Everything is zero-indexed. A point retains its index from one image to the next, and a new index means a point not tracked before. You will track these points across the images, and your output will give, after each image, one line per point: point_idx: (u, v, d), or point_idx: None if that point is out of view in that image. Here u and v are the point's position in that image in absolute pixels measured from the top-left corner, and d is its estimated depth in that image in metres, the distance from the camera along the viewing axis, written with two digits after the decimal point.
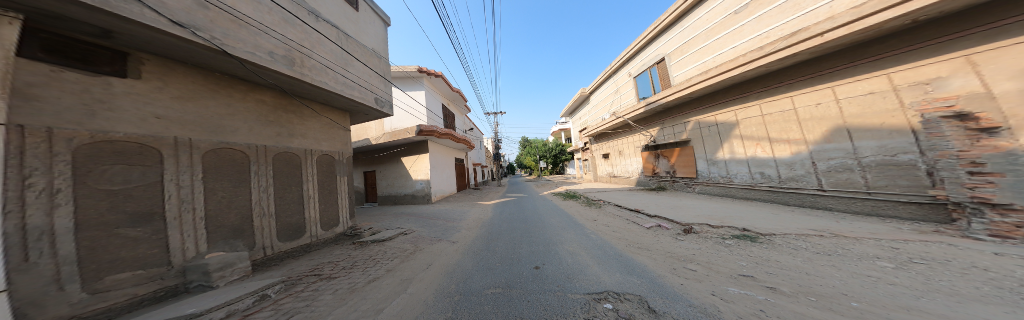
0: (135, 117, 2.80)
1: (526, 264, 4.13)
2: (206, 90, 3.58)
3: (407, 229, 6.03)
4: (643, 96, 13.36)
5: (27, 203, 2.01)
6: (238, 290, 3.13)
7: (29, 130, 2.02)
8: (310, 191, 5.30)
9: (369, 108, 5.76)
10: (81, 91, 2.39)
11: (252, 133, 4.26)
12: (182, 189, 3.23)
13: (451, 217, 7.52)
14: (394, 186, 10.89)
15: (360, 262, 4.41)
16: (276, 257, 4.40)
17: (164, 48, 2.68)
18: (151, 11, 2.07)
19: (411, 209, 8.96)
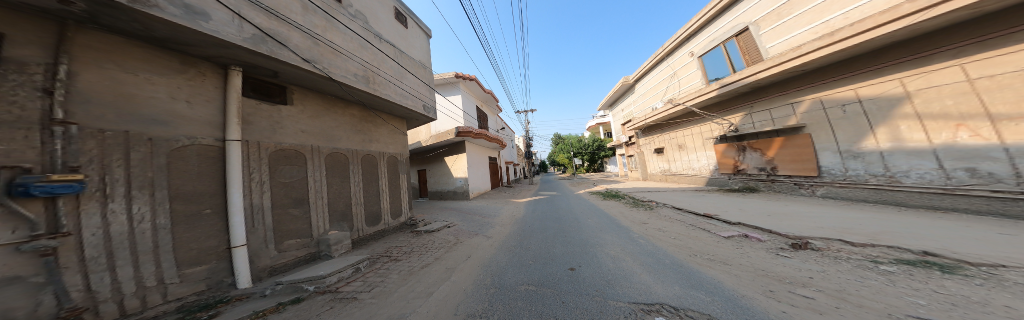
0: (292, 132, 4.40)
1: (562, 265, 3.86)
2: (324, 110, 5.18)
3: (451, 223, 6.75)
4: (717, 78, 10.78)
5: (252, 188, 3.59)
6: (343, 261, 4.25)
7: (250, 143, 3.66)
8: (384, 185, 6.73)
9: (419, 114, 6.91)
10: (268, 117, 4.02)
11: (352, 140, 5.81)
12: (318, 182, 4.73)
13: (489, 213, 7.88)
14: (440, 184, 12.40)
15: (416, 249, 5.20)
16: (364, 238, 5.76)
17: (299, 79, 4.11)
18: (292, 53, 3.35)
19: (453, 204, 10.01)
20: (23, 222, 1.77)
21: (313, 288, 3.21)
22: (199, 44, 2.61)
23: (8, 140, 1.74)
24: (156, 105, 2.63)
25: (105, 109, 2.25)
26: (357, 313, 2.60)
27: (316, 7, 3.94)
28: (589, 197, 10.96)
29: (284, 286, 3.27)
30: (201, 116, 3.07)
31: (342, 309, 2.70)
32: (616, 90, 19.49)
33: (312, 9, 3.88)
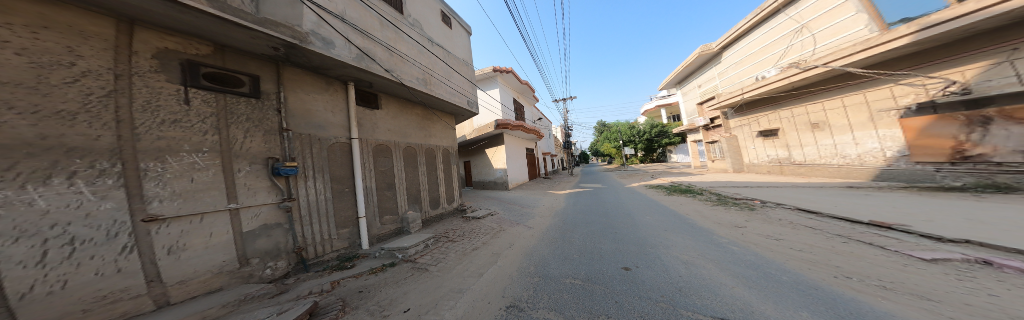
0: (388, 132, 5.39)
1: (632, 271, 2.93)
2: (411, 113, 6.03)
3: (493, 211, 7.11)
4: (908, 18, 6.90)
5: (364, 174, 4.57)
6: (421, 235, 4.45)
7: (365, 142, 4.74)
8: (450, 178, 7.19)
9: (464, 110, 6.98)
10: (373, 121, 5.04)
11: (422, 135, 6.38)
12: (405, 173, 5.62)
13: (535, 205, 7.68)
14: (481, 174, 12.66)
15: (467, 234, 5.10)
16: (440, 215, 6.46)
17: (385, 88, 4.90)
18: (377, 65, 4.05)
19: (494, 194, 10.40)
20: (276, 189, 3.21)
21: (400, 256, 3.56)
22: (330, 67, 3.69)
23: (270, 141, 3.21)
24: (319, 116, 3.97)
25: (299, 121, 3.66)
26: (424, 285, 2.49)
27: (388, 22, 4.46)
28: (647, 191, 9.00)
29: (385, 251, 3.78)
30: (337, 120, 4.27)
31: (415, 278, 2.77)
32: (687, 63, 15.29)
33: (386, 24, 4.43)
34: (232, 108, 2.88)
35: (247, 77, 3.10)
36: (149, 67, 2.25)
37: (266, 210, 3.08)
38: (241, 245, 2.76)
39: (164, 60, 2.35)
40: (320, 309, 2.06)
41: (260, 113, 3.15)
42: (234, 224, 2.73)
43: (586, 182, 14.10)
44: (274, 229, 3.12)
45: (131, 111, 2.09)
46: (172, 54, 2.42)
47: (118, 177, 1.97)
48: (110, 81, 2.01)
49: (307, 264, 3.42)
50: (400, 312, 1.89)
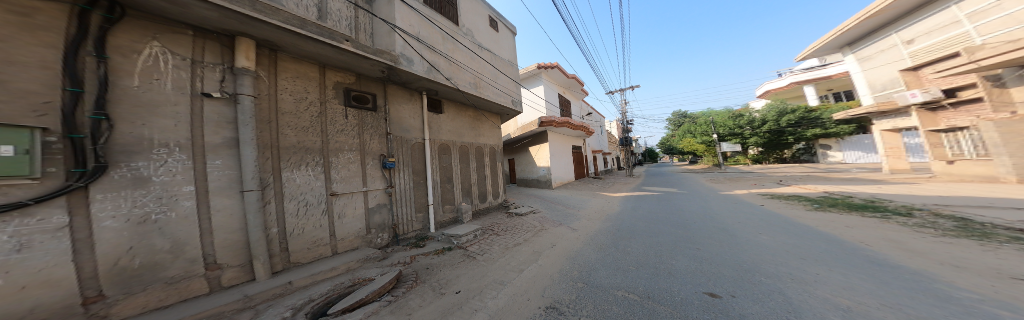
0: (454, 134, 5.76)
1: (700, 281, 2.28)
2: (470, 115, 6.35)
3: (535, 209, 7.04)
4: None
5: (432, 169, 4.99)
6: (470, 225, 4.87)
7: (438, 143, 5.26)
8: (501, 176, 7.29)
9: (509, 109, 7.15)
10: (444, 125, 5.52)
11: (478, 133, 6.58)
12: (467, 172, 5.97)
13: (591, 208, 6.97)
14: (528, 171, 12.44)
15: (510, 229, 5.20)
16: (491, 207, 6.71)
17: (446, 95, 5.40)
18: (440, 75, 4.53)
19: (537, 192, 10.31)
20: (384, 178, 4.08)
21: (456, 242, 3.99)
22: (410, 81, 4.35)
23: (388, 140, 4.20)
24: (408, 122, 4.63)
25: (398, 126, 4.45)
26: (473, 271, 2.76)
27: (447, 34, 4.94)
28: (763, 201, 6.53)
29: (444, 236, 4.28)
30: (417, 124, 4.82)
31: (465, 265, 2.99)
32: (869, 11, 10.06)
33: (446, 37, 4.90)
34: (365, 120, 3.90)
35: (370, 95, 4.06)
36: (331, 95, 3.53)
37: (380, 194, 3.97)
38: (368, 218, 3.73)
39: (336, 89, 3.59)
40: (403, 277, 2.54)
41: (380, 121, 4.13)
42: (365, 201, 3.74)
43: (652, 185, 11.90)
44: (382, 209, 3.94)
45: (315, 120, 3.29)
46: (339, 85, 3.64)
47: (317, 165, 3.21)
48: (316, 106, 3.33)
49: (398, 239, 4.09)
50: (452, 292, 2.12)
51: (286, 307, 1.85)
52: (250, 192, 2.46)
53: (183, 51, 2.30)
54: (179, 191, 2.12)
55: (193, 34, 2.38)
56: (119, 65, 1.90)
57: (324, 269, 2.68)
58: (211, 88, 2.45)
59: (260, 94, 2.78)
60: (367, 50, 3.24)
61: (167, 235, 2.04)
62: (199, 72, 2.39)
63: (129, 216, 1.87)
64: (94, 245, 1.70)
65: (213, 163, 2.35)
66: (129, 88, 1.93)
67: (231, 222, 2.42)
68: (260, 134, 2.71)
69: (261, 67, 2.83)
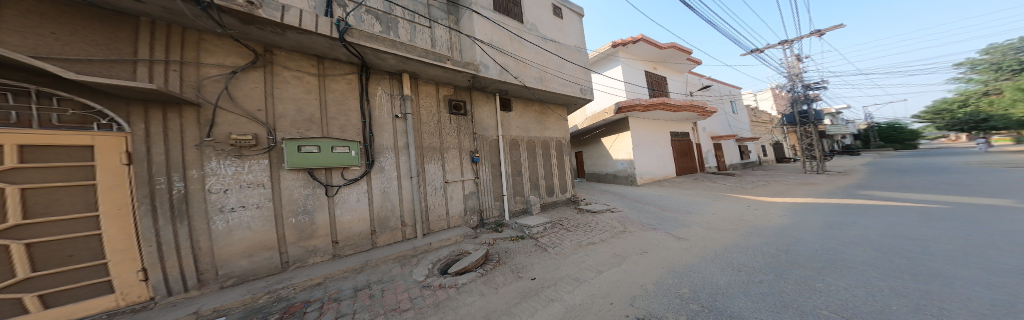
0: (522, 129, 5.99)
1: (932, 304, 1.41)
2: (536, 110, 6.42)
3: (615, 208, 6.15)
4: None
5: (506, 164, 5.42)
6: (540, 218, 4.98)
7: (511, 139, 5.67)
8: (568, 171, 7.03)
9: (577, 98, 6.64)
10: (516, 122, 5.87)
11: (545, 127, 6.57)
12: (534, 166, 6.11)
13: (705, 216, 5.14)
14: (608, 165, 10.85)
15: (581, 226, 4.80)
16: (559, 202, 6.61)
17: (515, 94, 5.72)
18: (510, 75, 4.82)
19: (614, 188, 9.04)
20: (473, 170, 4.83)
21: (527, 232, 4.27)
22: (487, 86, 4.94)
23: (476, 139, 4.90)
24: (489, 122, 5.23)
25: (482, 126, 5.11)
26: (545, 263, 2.82)
27: (514, 34, 5.17)
28: None
29: (517, 225, 4.68)
30: (495, 124, 5.35)
31: (541, 256, 3.05)
32: None
33: (513, 37, 5.15)
34: (460, 123, 4.71)
35: (462, 102, 4.83)
36: (443, 105, 4.52)
37: (471, 183, 4.73)
38: (467, 201, 4.62)
39: (444, 100, 4.56)
40: (490, 256, 2.92)
41: (470, 123, 4.86)
42: (466, 188, 4.62)
43: (866, 189, 6.77)
44: (473, 196, 4.72)
45: (434, 127, 4.33)
46: (445, 97, 4.58)
47: (439, 160, 4.31)
48: (439, 116, 4.41)
49: (483, 222, 4.80)
50: (528, 278, 2.16)
51: (428, 261, 2.62)
52: (413, 177, 3.83)
53: (388, 90, 3.84)
54: (393, 175, 3.69)
55: (388, 77, 3.86)
56: (371, 103, 3.63)
57: (443, 240, 3.57)
58: (397, 111, 3.87)
59: (418, 112, 4.15)
60: (459, 65, 3.97)
61: (384, 199, 3.57)
62: (393, 101, 3.87)
63: (383, 189, 3.57)
64: (378, 202, 3.50)
65: (404, 158, 3.84)
66: (377, 117, 3.66)
67: (411, 196, 3.82)
68: (416, 139, 4.03)
69: (412, 92, 4.11)
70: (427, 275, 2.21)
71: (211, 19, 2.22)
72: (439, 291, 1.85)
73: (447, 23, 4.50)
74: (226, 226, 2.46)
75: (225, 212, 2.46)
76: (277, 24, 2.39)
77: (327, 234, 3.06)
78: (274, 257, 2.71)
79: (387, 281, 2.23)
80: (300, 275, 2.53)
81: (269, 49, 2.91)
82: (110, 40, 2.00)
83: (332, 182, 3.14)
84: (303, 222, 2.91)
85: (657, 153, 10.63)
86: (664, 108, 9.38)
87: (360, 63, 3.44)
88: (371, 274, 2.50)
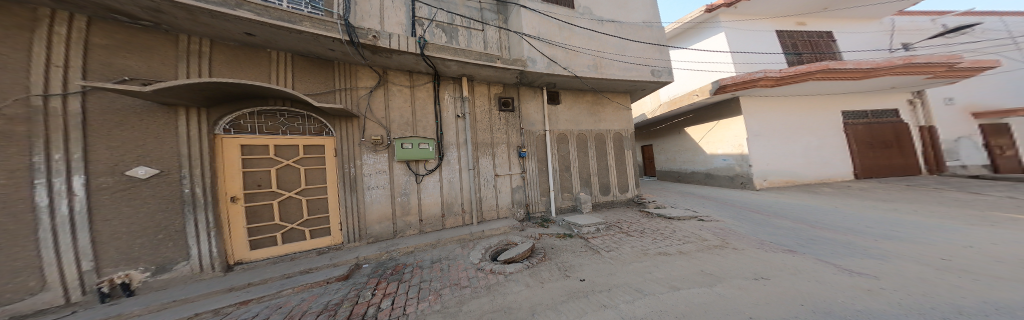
0: (572, 122, 5.57)
1: None
2: (590, 101, 5.86)
3: (703, 215, 4.50)
4: None
5: (551, 158, 5.18)
6: (590, 219, 4.39)
7: (559, 133, 5.39)
8: (629, 167, 6.01)
9: (646, 83, 5.56)
10: (564, 116, 5.52)
11: (599, 117, 5.84)
12: (585, 160, 5.58)
13: (887, 234, 3.13)
14: (703, 161, 8.25)
15: (648, 230, 3.80)
16: (615, 201, 5.78)
17: (564, 86, 5.36)
18: (559, 66, 4.58)
19: (704, 191, 6.98)
20: (519, 164, 4.85)
21: (576, 231, 3.91)
22: (535, 81, 4.85)
23: (523, 134, 4.93)
24: (534, 116, 5.11)
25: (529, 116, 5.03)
26: (597, 265, 2.41)
27: (562, 23, 4.86)
28: None
29: (564, 223, 4.39)
30: (541, 118, 5.17)
31: (594, 258, 2.66)
32: None
33: (562, 27, 4.85)
34: (508, 120, 4.76)
35: (510, 99, 4.89)
36: (492, 104, 4.63)
37: (514, 176, 4.76)
38: (512, 194, 4.69)
39: (493, 97, 4.65)
40: (537, 250, 2.90)
41: (517, 119, 4.85)
42: (513, 182, 4.73)
43: None
44: (518, 189, 4.78)
45: (487, 122, 4.53)
46: (492, 94, 4.65)
47: (491, 155, 4.50)
48: (490, 114, 4.57)
49: (530, 216, 4.85)
50: (576, 278, 1.97)
51: (483, 247, 2.87)
52: (467, 170, 4.15)
53: (453, 94, 4.24)
54: (455, 167, 4.09)
55: (452, 81, 4.24)
56: (443, 106, 4.07)
57: (493, 228, 3.82)
58: (459, 111, 4.23)
59: (475, 111, 4.40)
60: (508, 63, 4.02)
61: (450, 188, 4.03)
62: (454, 102, 4.23)
63: (453, 180, 4.06)
64: (455, 188, 4.07)
65: (468, 155, 4.22)
66: (445, 118, 4.07)
67: (465, 186, 4.16)
68: (476, 134, 4.37)
69: (469, 93, 4.40)
70: (481, 259, 2.46)
71: (358, 54, 3.13)
72: (490, 276, 2.03)
73: (497, 23, 4.70)
74: (375, 199, 3.40)
75: (370, 191, 3.37)
76: (392, 48, 3.09)
77: (415, 213, 3.70)
78: (395, 226, 3.54)
79: (451, 259, 2.63)
80: (402, 243, 3.20)
81: (387, 70, 3.69)
82: (327, 78, 3.22)
83: (422, 171, 3.79)
84: (406, 203, 3.65)
85: (801, 147, 7.23)
86: (822, 76, 6.04)
87: (430, 71, 3.94)
88: (441, 251, 3.04)
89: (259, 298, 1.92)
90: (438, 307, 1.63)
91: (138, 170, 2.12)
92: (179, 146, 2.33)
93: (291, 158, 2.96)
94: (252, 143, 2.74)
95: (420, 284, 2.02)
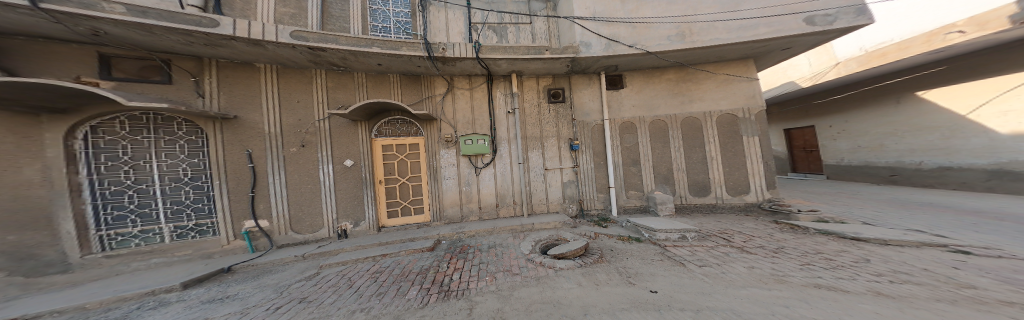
0: (649, 105, 4.24)
1: None
2: (678, 79, 4.18)
3: (947, 238, 2.26)
4: None
5: (612, 150, 4.29)
6: (674, 223, 3.01)
7: (632, 120, 4.27)
8: (753, 163, 3.99)
9: (791, 39, 3.37)
10: (633, 104, 4.28)
11: (696, 96, 4.13)
12: (664, 150, 4.18)
13: None
14: (1003, 149, 4.02)
15: (794, 252, 2.09)
16: (722, 206, 4.04)
17: (633, 68, 4.13)
18: (622, 45, 3.50)
19: (970, 202, 3.60)
20: (570, 157, 4.33)
21: (647, 235, 2.86)
22: (590, 66, 3.98)
23: (574, 125, 4.34)
24: (588, 105, 4.34)
25: (585, 101, 4.33)
26: (668, 275, 1.69)
27: None
28: None
29: (631, 224, 3.33)
30: (599, 107, 4.34)
31: (666, 263, 2.01)
32: None
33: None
34: (558, 111, 4.32)
35: (560, 90, 4.36)
36: (539, 98, 4.30)
37: (564, 170, 4.32)
38: (561, 189, 4.31)
39: (541, 90, 4.32)
40: (590, 249, 2.52)
41: (568, 109, 4.34)
42: (564, 176, 4.31)
43: None
44: (570, 184, 4.32)
45: (539, 113, 4.30)
46: (540, 86, 4.31)
47: (537, 147, 4.28)
48: (538, 106, 4.29)
49: (584, 214, 4.26)
50: (645, 288, 1.49)
51: (531, 240, 2.78)
52: (519, 164, 4.14)
53: (504, 90, 4.19)
54: (507, 161, 4.18)
55: (503, 78, 4.17)
56: (495, 103, 4.13)
57: (543, 222, 3.72)
58: (509, 107, 4.17)
59: (522, 107, 4.22)
60: (558, 52, 3.49)
61: (503, 181, 4.17)
62: (505, 99, 4.18)
63: (513, 170, 4.21)
64: (511, 179, 4.19)
65: (527, 152, 4.22)
66: (497, 115, 4.15)
67: (512, 179, 4.20)
68: (525, 128, 4.24)
69: (517, 89, 4.22)
70: (531, 251, 2.45)
71: (434, 67, 3.50)
72: (540, 268, 2.00)
73: (545, 12, 4.06)
74: (452, 186, 3.98)
75: (445, 181, 3.96)
76: (457, 57, 3.25)
77: (472, 201, 4.05)
78: (461, 211, 4.01)
79: (505, 247, 2.78)
80: (465, 226, 3.69)
81: (453, 76, 3.98)
82: (418, 87, 3.80)
83: (480, 165, 4.08)
84: (468, 193, 4.04)
85: None
86: None
87: (485, 72, 3.94)
88: (496, 238, 3.25)
89: (390, 253, 2.84)
90: (492, 288, 1.76)
91: (344, 162, 3.45)
92: (358, 146, 3.52)
93: (403, 153, 3.80)
94: (388, 142, 3.72)
95: (479, 265, 2.27)
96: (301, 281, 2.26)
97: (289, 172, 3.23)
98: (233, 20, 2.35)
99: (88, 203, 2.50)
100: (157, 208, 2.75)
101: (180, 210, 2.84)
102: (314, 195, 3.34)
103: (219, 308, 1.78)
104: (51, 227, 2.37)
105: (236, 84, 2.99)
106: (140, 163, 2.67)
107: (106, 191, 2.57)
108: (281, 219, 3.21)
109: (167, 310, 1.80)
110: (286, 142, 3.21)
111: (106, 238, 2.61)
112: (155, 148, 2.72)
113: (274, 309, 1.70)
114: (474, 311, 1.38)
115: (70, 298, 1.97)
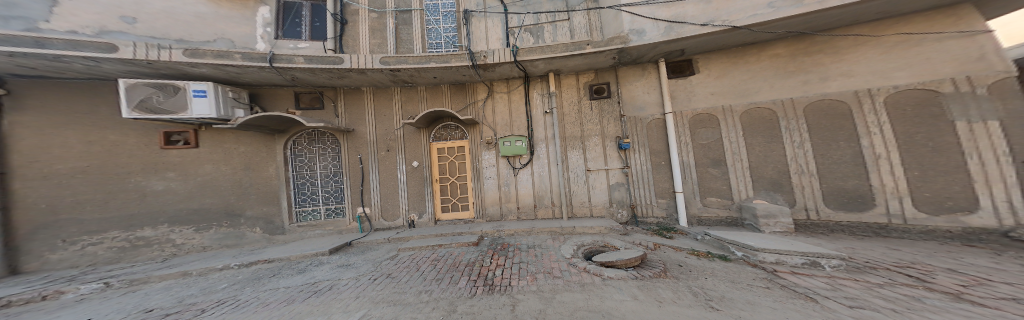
0: (739, 90, 3.27)
1: None
2: (790, 53, 3.03)
3: None
4: None
5: (680, 148, 3.59)
6: (794, 244, 2.14)
7: (714, 111, 3.41)
8: (988, 165, 2.19)
9: None
10: (712, 92, 3.43)
11: (836, 71, 2.81)
12: (770, 147, 3.11)
13: None
14: None
15: None
16: (896, 227, 2.54)
17: (710, 47, 3.26)
18: (692, 24, 2.85)
19: None
20: (620, 158, 3.91)
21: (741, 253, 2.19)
22: (646, 54, 3.44)
23: (626, 122, 3.88)
24: (642, 99, 3.80)
25: (636, 93, 3.84)
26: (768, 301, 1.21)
27: None
28: None
29: (711, 239, 2.73)
30: (658, 99, 3.73)
31: (781, 294, 1.32)
32: None
33: None
34: (604, 108, 3.98)
35: (605, 85, 4.01)
36: (583, 97, 4.07)
37: (616, 173, 3.92)
38: (612, 192, 3.94)
39: (581, 87, 4.09)
40: (648, 261, 2.09)
41: (615, 105, 3.95)
42: (621, 178, 3.90)
43: None
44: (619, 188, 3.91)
45: (584, 111, 4.06)
46: (581, 83, 4.10)
47: (580, 147, 4.04)
48: (580, 105, 4.07)
49: (637, 221, 3.82)
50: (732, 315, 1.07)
51: (573, 243, 2.60)
52: (557, 165, 3.98)
53: (542, 91, 4.18)
54: (546, 161, 4.10)
55: (539, 78, 4.19)
56: (532, 103, 4.16)
57: (585, 226, 3.37)
58: (546, 107, 4.12)
59: (561, 106, 4.10)
60: (602, 44, 3.21)
61: (541, 182, 4.11)
62: (542, 99, 4.16)
63: (561, 173, 4.03)
64: (554, 181, 4.06)
65: (574, 153, 4.05)
66: (535, 115, 4.16)
67: (554, 181, 4.06)
68: (564, 128, 4.09)
69: (555, 88, 4.13)
70: (574, 255, 2.24)
71: (479, 75, 3.89)
72: (585, 275, 1.75)
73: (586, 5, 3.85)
74: (494, 185, 4.19)
75: (484, 181, 4.22)
76: (496, 62, 3.44)
77: (512, 200, 4.14)
78: (501, 209, 4.17)
79: (544, 248, 2.64)
80: (507, 225, 3.76)
81: (493, 81, 4.27)
82: (463, 93, 4.29)
83: (517, 165, 4.14)
84: (507, 193, 4.16)
85: None
86: None
87: (522, 74, 4.03)
88: (535, 238, 3.15)
89: (444, 244, 3.18)
90: (534, 288, 1.67)
91: (412, 163, 4.23)
92: (421, 149, 4.24)
93: (453, 155, 4.32)
94: (444, 145, 4.33)
95: (519, 263, 2.22)
96: (388, 260, 2.83)
97: (380, 170, 4.22)
98: (350, 57, 3.33)
99: (292, 190, 4.07)
100: (320, 194, 4.16)
101: (329, 197, 4.18)
102: (390, 191, 4.20)
103: (346, 272, 2.46)
104: (276, 204, 4.00)
105: (350, 102, 4.20)
106: (312, 163, 4.15)
107: (299, 180, 4.13)
108: (376, 207, 4.19)
109: (324, 268, 2.66)
110: (378, 148, 4.23)
111: (299, 213, 4.11)
112: (319, 154, 4.17)
113: (372, 280, 2.18)
114: (518, 308, 1.33)
115: (293, 249, 3.40)
